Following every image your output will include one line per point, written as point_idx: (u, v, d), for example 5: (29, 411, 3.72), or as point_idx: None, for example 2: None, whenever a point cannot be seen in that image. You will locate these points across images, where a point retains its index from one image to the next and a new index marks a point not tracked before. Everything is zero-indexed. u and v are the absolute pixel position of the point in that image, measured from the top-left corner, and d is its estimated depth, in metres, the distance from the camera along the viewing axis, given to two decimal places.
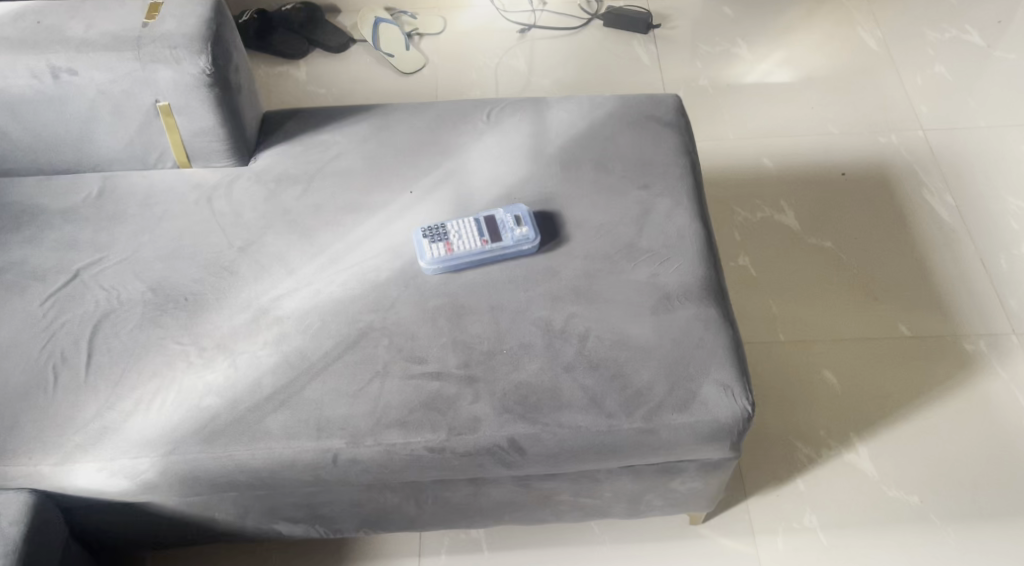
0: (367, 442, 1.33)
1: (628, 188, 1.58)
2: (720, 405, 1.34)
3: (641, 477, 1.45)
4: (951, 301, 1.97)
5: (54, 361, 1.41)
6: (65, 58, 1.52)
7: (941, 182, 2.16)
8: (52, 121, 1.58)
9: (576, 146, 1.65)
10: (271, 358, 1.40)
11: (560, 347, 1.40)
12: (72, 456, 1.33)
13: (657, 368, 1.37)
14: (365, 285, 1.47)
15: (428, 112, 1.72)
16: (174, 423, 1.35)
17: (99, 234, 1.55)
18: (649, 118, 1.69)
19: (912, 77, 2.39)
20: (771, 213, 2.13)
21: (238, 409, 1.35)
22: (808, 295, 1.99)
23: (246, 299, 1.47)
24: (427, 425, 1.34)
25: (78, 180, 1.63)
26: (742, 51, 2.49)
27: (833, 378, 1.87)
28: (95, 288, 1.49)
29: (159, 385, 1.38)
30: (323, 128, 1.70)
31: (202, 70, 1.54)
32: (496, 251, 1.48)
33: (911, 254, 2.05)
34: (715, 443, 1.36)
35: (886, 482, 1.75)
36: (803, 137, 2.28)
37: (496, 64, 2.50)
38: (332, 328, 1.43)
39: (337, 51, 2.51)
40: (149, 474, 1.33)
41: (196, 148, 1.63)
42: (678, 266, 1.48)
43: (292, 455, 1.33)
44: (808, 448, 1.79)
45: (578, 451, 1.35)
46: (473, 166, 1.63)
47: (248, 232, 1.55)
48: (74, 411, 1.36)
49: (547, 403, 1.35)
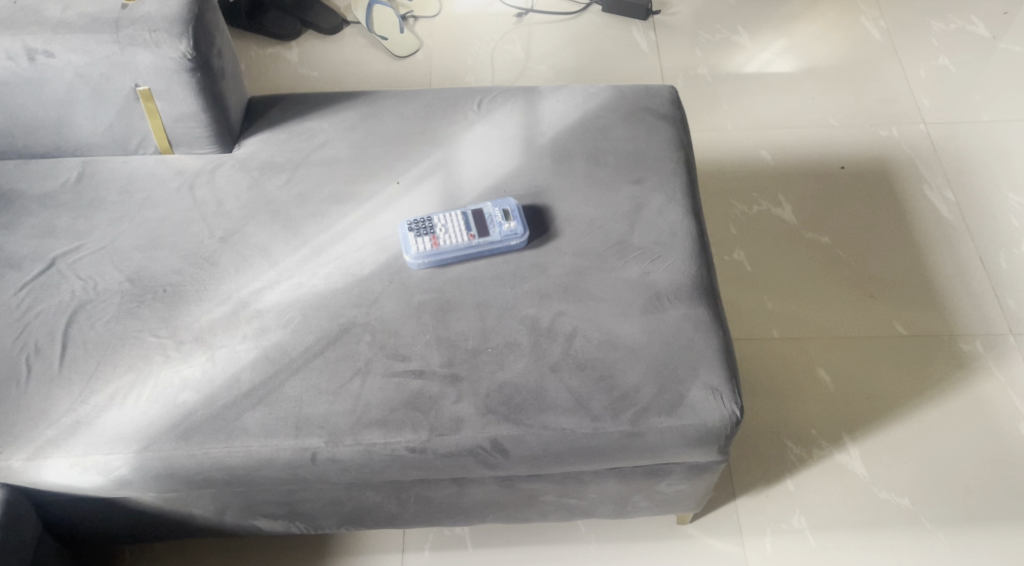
0: (346, 442, 1.30)
1: (621, 182, 1.54)
2: (709, 408, 1.31)
3: (626, 479, 1.41)
4: (950, 301, 1.93)
5: (28, 352, 1.37)
6: (41, 40, 1.47)
7: (942, 177, 2.13)
8: (29, 104, 1.54)
9: (569, 138, 1.61)
10: (250, 353, 1.36)
11: (546, 347, 1.36)
12: (44, 452, 1.29)
13: (645, 369, 1.34)
14: (348, 279, 1.44)
15: (418, 100, 1.68)
16: (148, 419, 1.31)
17: (77, 221, 1.51)
18: (644, 110, 1.65)
19: (916, 69, 2.35)
20: (769, 207, 2.10)
21: (215, 406, 1.32)
22: (803, 291, 1.96)
23: (226, 292, 1.43)
24: (408, 424, 1.31)
25: (58, 165, 1.59)
26: (743, 40, 2.44)
27: (827, 377, 1.84)
28: (72, 277, 1.45)
29: (134, 379, 1.34)
30: (310, 115, 1.65)
31: (182, 55, 1.49)
32: (483, 246, 1.45)
33: (910, 250, 2.02)
34: (702, 447, 1.33)
35: (877, 484, 1.72)
36: (803, 130, 2.24)
37: (492, 49, 2.45)
38: (314, 323, 1.39)
39: (330, 32, 2.46)
40: (123, 471, 1.30)
41: (178, 134, 1.58)
42: (670, 265, 1.45)
43: (268, 453, 1.29)
44: (799, 448, 1.76)
45: (561, 454, 1.32)
46: (462, 158, 1.59)
47: (230, 222, 1.51)
48: (47, 405, 1.32)
49: (531, 404, 1.32)
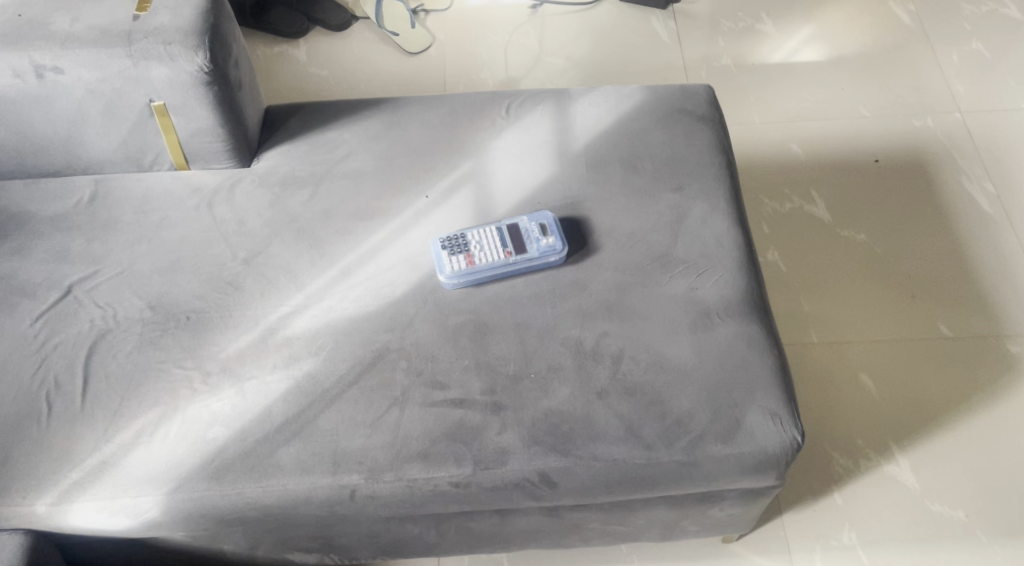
0: (386, 478, 1.23)
1: (660, 191, 1.47)
2: (768, 435, 1.25)
3: (677, 505, 1.35)
4: (994, 298, 1.87)
5: (47, 388, 1.31)
6: (49, 56, 1.39)
7: (980, 169, 2.05)
8: (38, 122, 1.46)
9: (604, 144, 1.53)
10: (281, 384, 1.30)
11: (592, 370, 1.30)
12: (70, 496, 1.23)
13: (697, 393, 1.27)
14: (380, 302, 1.37)
15: (442, 106, 1.60)
16: (177, 458, 1.25)
17: (92, 244, 1.44)
18: (680, 111, 1.57)
19: (948, 55, 2.26)
20: (802, 203, 2.03)
21: (247, 442, 1.25)
22: (841, 291, 1.90)
23: (253, 317, 1.36)
24: (451, 458, 1.24)
25: (70, 184, 1.52)
26: (767, 27, 2.36)
27: (871, 383, 1.78)
28: (90, 305, 1.38)
29: (161, 414, 1.28)
30: (330, 125, 1.58)
31: (199, 68, 1.42)
32: (521, 262, 1.38)
33: (950, 246, 1.95)
34: (760, 474, 1.27)
35: (929, 496, 1.66)
36: (834, 121, 2.16)
37: (507, 42, 2.37)
38: (347, 349, 1.33)
39: (337, 30, 2.38)
40: (153, 513, 1.23)
41: (194, 149, 1.51)
42: (717, 279, 1.38)
43: (305, 491, 1.23)
44: (844, 459, 1.70)
45: (612, 485, 1.25)
46: (492, 168, 1.52)
47: (252, 242, 1.44)
48: (70, 446, 1.26)
49: (580, 433, 1.25)
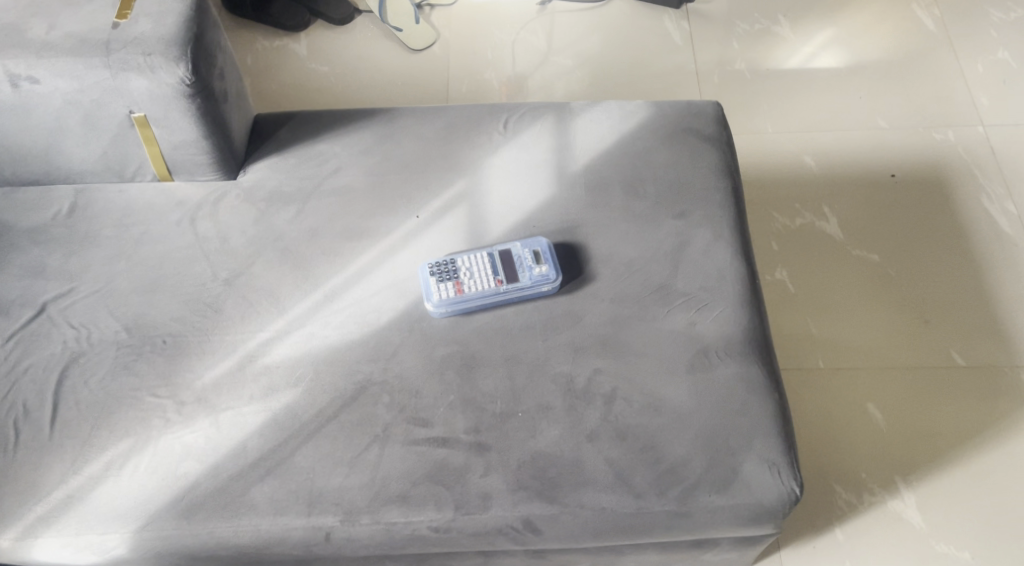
0: (363, 521, 1.18)
1: (662, 217, 1.40)
2: (764, 486, 1.19)
3: (669, 550, 1.29)
4: (1010, 325, 1.79)
5: (16, 414, 1.26)
6: (24, 65, 1.33)
7: (1002, 188, 1.97)
8: (14, 132, 1.40)
9: (605, 164, 1.46)
10: (258, 416, 1.24)
11: (583, 411, 1.24)
12: (35, 531, 1.18)
13: (692, 439, 1.21)
14: (363, 329, 1.31)
15: (438, 119, 1.53)
16: (147, 493, 1.20)
17: (69, 260, 1.39)
18: (686, 131, 1.50)
19: (973, 64, 2.17)
20: (813, 219, 1.95)
21: (220, 478, 1.20)
22: (850, 314, 1.83)
23: (231, 343, 1.31)
24: (431, 502, 1.19)
25: (49, 194, 1.46)
26: (785, 30, 2.27)
27: (878, 413, 1.71)
28: (64, 326, 1.33)
29: (132, 445, 1.23)
30: (320, 136, 1.51)
31: (180, 80, 1.35)
32: (512, 292, 1.32)
33: (966, 268, 1.87)
34: (756, 526, 1.21)
35: (935, 535, 1.60)
36: (850, 133, 2.08)
37: (513, 41, 2.29)
38: (327, 381, 1.27)
39: (338, 23, 2.29)
40: (119, 551, 1.19)
41: (177, 162, 1.45)
42: (719, 314, 1.31)
43: (278, 532, 1.18)
44: (848, 493, 1.64)
45: (600, 533, 1.20)
46: (487, 188, 1.45)
47: (235, 261, 1.39)
48: (37, 477, 1.21)
49: (567, 479, 1.20)
